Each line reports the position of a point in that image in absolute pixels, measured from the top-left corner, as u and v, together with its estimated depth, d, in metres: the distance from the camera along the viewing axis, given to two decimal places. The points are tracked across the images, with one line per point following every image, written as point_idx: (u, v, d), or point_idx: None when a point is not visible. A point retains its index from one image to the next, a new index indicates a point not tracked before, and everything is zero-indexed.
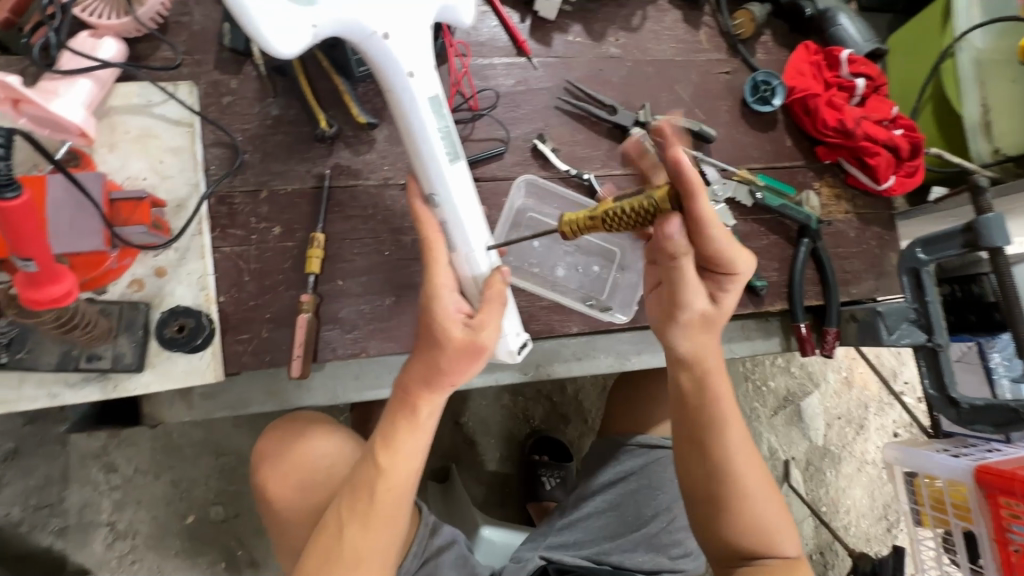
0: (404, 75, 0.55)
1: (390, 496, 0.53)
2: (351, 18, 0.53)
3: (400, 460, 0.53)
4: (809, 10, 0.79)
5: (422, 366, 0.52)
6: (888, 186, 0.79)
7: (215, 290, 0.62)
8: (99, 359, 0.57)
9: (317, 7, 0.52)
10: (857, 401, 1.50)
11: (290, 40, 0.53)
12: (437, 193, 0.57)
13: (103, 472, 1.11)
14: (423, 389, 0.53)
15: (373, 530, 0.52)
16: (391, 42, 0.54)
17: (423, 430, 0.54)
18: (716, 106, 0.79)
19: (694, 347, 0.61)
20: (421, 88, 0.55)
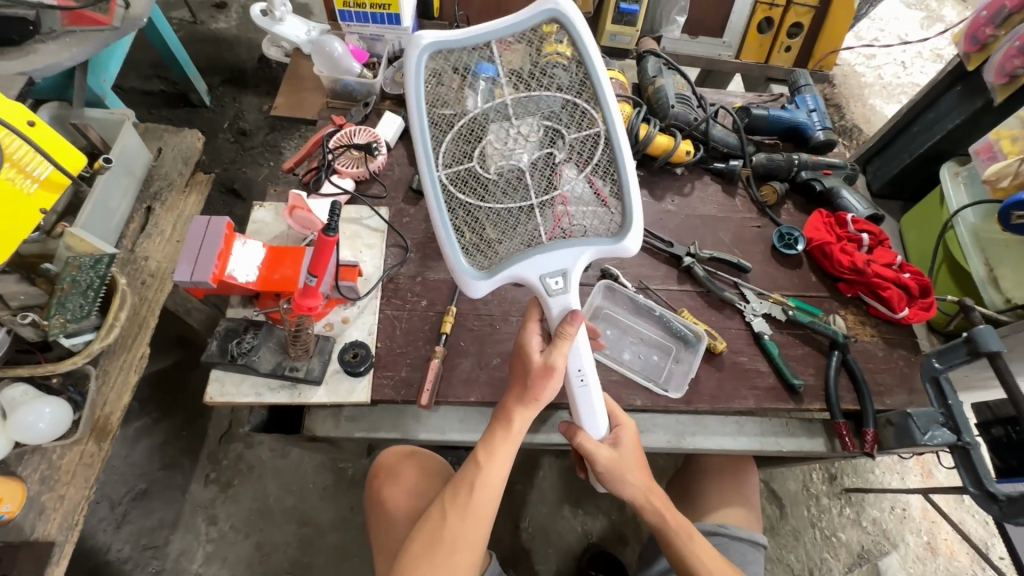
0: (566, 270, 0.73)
1: (483, 491, 0.71)
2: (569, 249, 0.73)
3: (493, 460, 0.72)
4: (818, 186, 1.07)
5: (516, 390, 0.74)
6: (904, 315, 0.95)
7: (377, 337, 0.87)
8: (297, 370, 0.80)
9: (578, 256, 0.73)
10: (945, 571, 1.38)
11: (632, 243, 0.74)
12: (580, 370, 0.74)
13: (205, 523, 1.25)
14: (519, 404, 0.74)
15: (470, 519, 0.70)
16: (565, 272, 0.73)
17: (510, 440, 0.74)
18: (751, 249, 1.04)
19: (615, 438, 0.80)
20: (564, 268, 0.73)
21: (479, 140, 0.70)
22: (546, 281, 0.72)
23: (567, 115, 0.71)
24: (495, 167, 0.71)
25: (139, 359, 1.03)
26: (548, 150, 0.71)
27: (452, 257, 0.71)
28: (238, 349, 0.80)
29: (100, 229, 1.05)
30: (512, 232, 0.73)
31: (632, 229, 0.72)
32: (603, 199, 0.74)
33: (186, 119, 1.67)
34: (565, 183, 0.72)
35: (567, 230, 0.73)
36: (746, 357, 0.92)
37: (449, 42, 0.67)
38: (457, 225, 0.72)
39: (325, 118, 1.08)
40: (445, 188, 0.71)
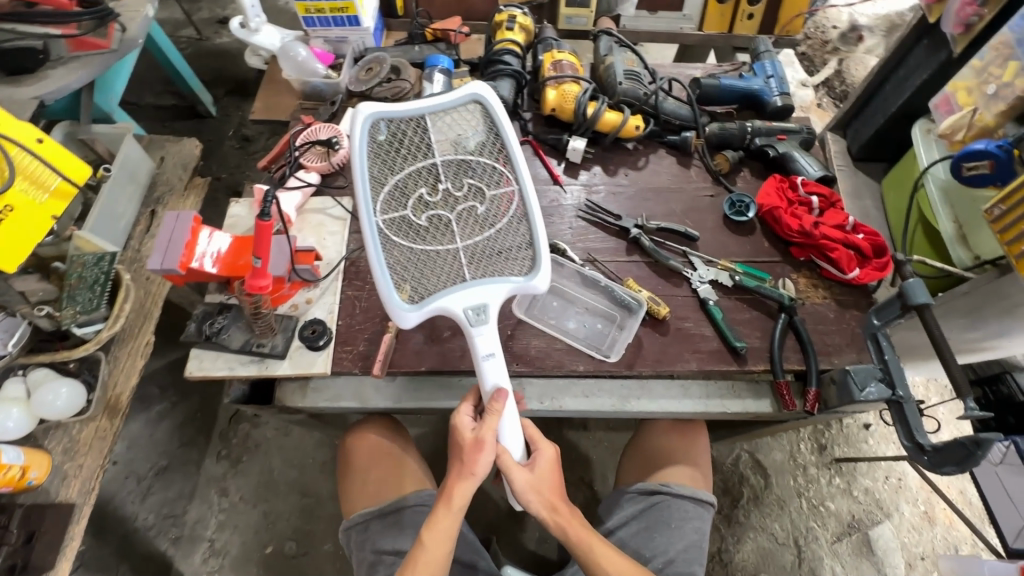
0: (486, 304, 0.77)
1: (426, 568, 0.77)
2: (484, 287, 0.77)
3: (434, 538, 0.77)
4: (772, 152, 1.07)
5: (453, 464, 0.79)
6: (855, 276, 0.95)
7: (337, 315, 0.95)
8: (263, 346, 0.89)
9: (495, 292, 0.77)
10: (943, 542, 1.35)
11: (544, 279, 0.79)
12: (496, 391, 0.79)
13: (217, 495, 1.38)
14: (454, 479, 0.78)
15: None
16: (487, 308, 0.77)
17: (450, 516, 0.78)
18: (703, 218, 1.06)
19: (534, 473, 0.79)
20: (484, 300, 0.77)
21: (413, 191, 0.75)
22: (469, 313, 0.76)
23: (487, 173, 0.77)
24: (428, 215, 0.76)
25: (145, 346, 1.16)
26: (472, 204, 0.77)
27: (386, 293, 0.74)
28: (211, 329, 0.89)
29: (107, 231, 1.17)
30: (438, 272, 0.77)
31: (543, 269, 0.78)
32: (519, 242, 0.79)
33: (194, 128, 1.81)
34: (485, 233, 0.78)
35: (489, 269, 0.78)
36: (690, 323, 0.95)
37: (390, 113, 0.74)
38: (395, 265, 0.76)
39: (297, 118, 1.17)
40: (382, 234, 0.74)
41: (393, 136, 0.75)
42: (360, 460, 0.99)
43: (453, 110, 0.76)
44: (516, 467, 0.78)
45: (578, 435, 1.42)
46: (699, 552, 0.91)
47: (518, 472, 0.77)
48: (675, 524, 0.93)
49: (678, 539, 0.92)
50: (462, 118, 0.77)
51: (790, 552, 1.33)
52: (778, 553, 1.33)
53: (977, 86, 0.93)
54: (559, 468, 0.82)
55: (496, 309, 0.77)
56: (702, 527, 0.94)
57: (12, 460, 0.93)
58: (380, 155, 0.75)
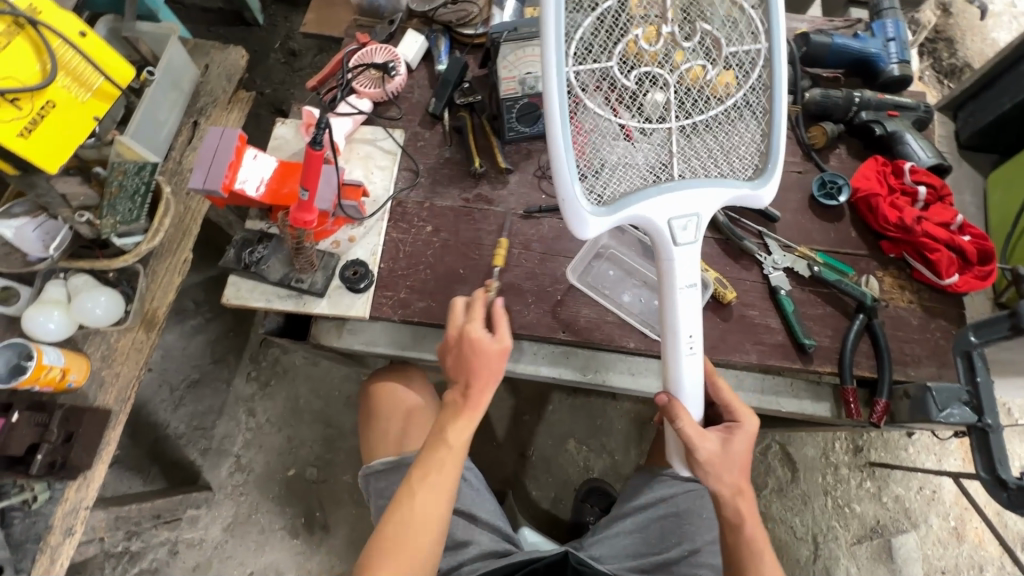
0: (698, 216, 0.65)
1: (449, 469, 0.75)
2: (699, 196, 0.64)
3: (454, 440, 0.76)
4: (878, 130, 0.94)
5: (468, 371, 0.76)
6: (951, 282, 0.85)
7: (379, 257, 0.90)
8: (302, 282, 0.86)
9: (710, 203, 0.65)
10: (968, 559, 1.30)
11: (770, 193, 0.66)
12: (692, 336, 0.69)
13: (245, 414, 1.42)
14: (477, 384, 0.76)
15: (436, 496, 0.74)
16: (699, 222, 0.65)
17: (468, 421, 0.76)
18: (785, 196, 0.95)
19: (726, 454, 0.73)
20: (694, 211, 0.64)
21: (626, 35, 0.59)
22: (674, 225, 0.64)
23: (728, 21, 0.61)
24: (638, 73, 0.60)
25: (182, 263, 1.13)
26: (700, 64, 0.61)
27: (568, 183, 0.61)
28: (251, 258, 0.86)
29: (149, 140, 1.13)
30: (636, 164, 0.65)
31: (773, 174, 0.65)
32: (743, 131, 0.66)
33: (241, 37, 1.71)
34: (708, 113, 0.63)
35: (702, 168, 0.65)
36: (755, 312, 0.87)
37: None
38: (583, 152, 0.63)
39: (351, 36, 1.07)
40: (575, 101, 0.61)
41: None
42: (387, 411, 0.96)
43: None
44: (708, 438, 0.72)
45: (605, 404, 1.38)
46: None
47: (708, 438, 0.72)
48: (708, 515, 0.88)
49: (708, 530, 0.88)
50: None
51: (806, 547, 1.31)
52: (793, 547, 1.31)
53: None
54: (750, 454, 0.75)
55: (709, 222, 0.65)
56: None
57: (53, 361, 0.94)
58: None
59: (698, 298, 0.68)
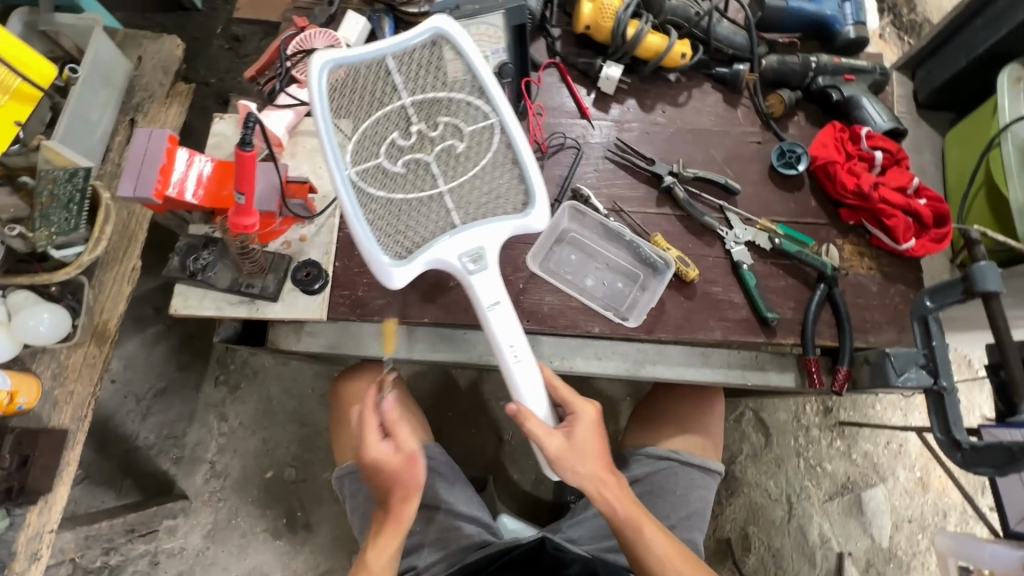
0: (479, 245, 0.70)
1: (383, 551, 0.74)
2: (481, 229, 0.70)
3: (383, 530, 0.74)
4: (835, 95, 0.93)
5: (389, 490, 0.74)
6: (909, 247, 0.86)
7: (333, 256, 0.86)
8: (252, 287, 0.82)
9: (494, 231, 0.71)
10: (933, 506, 1.36)
11: (543, 217, 0.72)
12: (512, 344, 0.71)
13: (217, 420, 1.38)
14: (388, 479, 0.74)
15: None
16: (486, 251, 0.70)
17: (392, 535, 0.74)
18: (745, 168, 0.93)
19: (574, 441, 0.73)
20: (477, 239, 0.70)
21: (384, 136, 0.68)
22: (464, 261, 0.70)
23: (464, 111, 0.70)
24: (404, 160, 0.69)
25: (131, 271, 1.08)
26: (451, 143, 0.70)
27: (366, 245, 0.66)
28: (196, 265, 0.82)
29: (80, 143, 1.06)
30: (424, 219, 0.70)
31: (540, 201, 0.71)
32: (510, 174, 0.72)
33: (178, 23, 1.61)
34: (470, 172, 0.71)
35: (479, 211, 0.71)
36: (719, 288, 0.87)
37: (348, 59, 0.66)
38: (374, 220, 0.67)
39: (289, 20, 1.01)
40: (356, 187, 0.66)
41: (348, 85, 0.67)
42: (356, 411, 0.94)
43: (414, 46, 0.68)
44: (553, 434, 0.71)
45: (581, 384, 1.39)
46: (700, 519, 0.91)
47: (554, 436, 0.71)
48: (681, 491, 0.91)
49: (682, 506, 0.90)
50: (428, 57, 0.69)
51: (781, 508, 1.35)
52: (768, 508, 1.35)
53: None
54: (600, 435, 0.75)
55: (493, 253, 0.71)
56: (707, 495, 0.93)
57: None
58: (341, 105, 0.67)
59: (507, 314, 0.71)
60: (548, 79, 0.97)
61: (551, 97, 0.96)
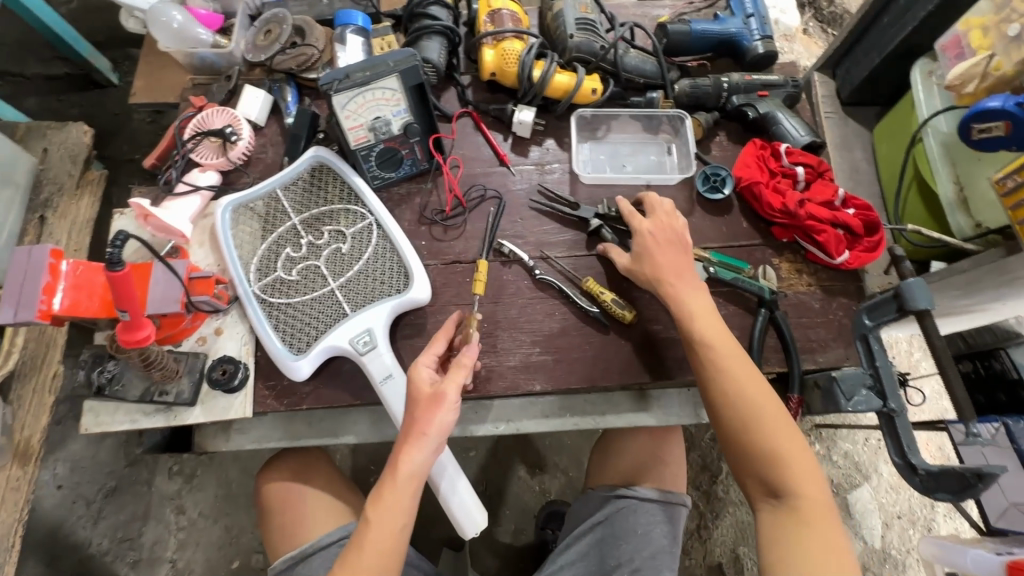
0: (366, 327, 0.79)
1: (392, 505, 0.66)
2: (368, 313, 0.80)
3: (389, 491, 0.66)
4: (751, 113, 0.92)
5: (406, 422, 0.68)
6: (843, 260, 0.84)
7: (251, 347, 0.81)
8: (167, 394, 0.77)
9: (379, 313, 0.80)
10: (920, 499, 1.34)
11: (422, 287, 0.82)
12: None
13: (174, 513, 1.31)
14: (416, 427, 0.66)
15: (365, 550, 0.65)
16: (374, 332, 0.79)
17: (405, 486, 0.66)
18: (673, 197, 0.91)
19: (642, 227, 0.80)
20: (364, 321, 0.79)
21: (279, 254, 0.83)
22: (355, 344, 0.78)
23: (345, 217, 0.85)
24: (297, 269, 0.82)
25: (53, 378, 1.02)
26: (336, 246, 0.83)
27: (269, 346, 0.78)
28: (102, 379, 0.76)
29: None
30: (319, 315, 0.80)
31: (417, 276, 0.82)
32: (391, 260, 0.83)
33: (95, 102, 1.55)
34: (354, 267, 0.82)
35: (366, 298, 0.81)
36: (660, 326, 0.84)
37: (245, 198, 0.84)
38: (276, 325, 0.80)
39: (186, 99, 0.97)
40: (259, 298, 0.81)
41: (251, 220, 0.85)
42: (275, 509, 0.88)
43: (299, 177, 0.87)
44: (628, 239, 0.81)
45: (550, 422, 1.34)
46: (670, 557, 0.85)
47: (679, 220, 0.81)
48: (642, 530, 0.86)
49: (646, 545, 0.85)
50: (311, 181, 0.87)
51: None
52: (757, 526, 1.31)
53: (996, 24, 0.83)
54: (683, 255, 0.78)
55: (381, 332, 0.79)
56: (671, 531, 0.87)
57: None
58: (246, 237, 0.84)
59: (400, 385, 0.77)
60: (463, 129, 0.95)
61: (466, 148, 0.94)
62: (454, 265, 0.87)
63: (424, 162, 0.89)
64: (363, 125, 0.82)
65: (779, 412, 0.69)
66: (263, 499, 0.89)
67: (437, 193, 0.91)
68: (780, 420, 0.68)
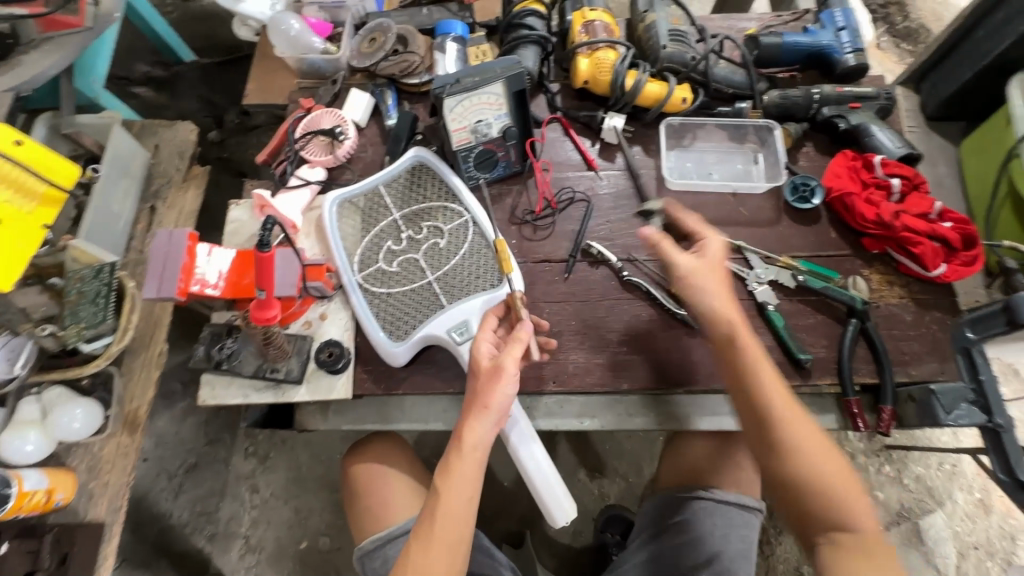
0: (463, 318, 0.83)
1: (457, 479, 0.68)
2: (465, 305, 0.83)
3: (457, 465, 0.68)
4: (843, 125, 0.92)
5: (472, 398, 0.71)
6: (940, 273, 0.83)
7: (353, 332, 0.86)
8: (277, 372, 0.82)
9: (475, 305, 0.84)
10: (999, 529, 1.28)
11: (517, 282, 0.85)
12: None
13: (248, 492, 1.38)
14: (479, 400, 0.70)
15: (437, 522, 0.67)
16: (470, 323, 0.83)
17: (471, 459, 0.69)
18: (760, 205, 0.92)
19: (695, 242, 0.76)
20: (461, 313, 0.83)
21: (381, 246, 0.88)
22: (452, 334, 0.82)
23: (441, 213, 0.90)
24: (398, 261, 0.87)
25: (158, 356, 1.10)
26: (434, 241, 0.88)
27: (372, 332, 0.83)
28: (221, 354, 0.82)
29: (104, 237, 1.10)
30: (418, 305, 0.85)
31: (511, 272, 0.85)
32: (485, 255, 0.87)
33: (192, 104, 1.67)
34: (451, 261, 0.87)
35: (462, 291, 0.85)
36: (746, 331, 0.85)
37: (351, 194, 0.90)
38: (377, 312, 0.85)
39: (295, 101, 1.04)
40: (363, 287, 0.86)
41: (354, 214, 0.90)
42: (362, 491, 0.92)
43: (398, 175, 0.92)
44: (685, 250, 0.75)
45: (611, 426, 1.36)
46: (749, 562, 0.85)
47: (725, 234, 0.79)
48: (720, 532, 0.86)
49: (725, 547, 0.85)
50: (411, 179, 0.92)
51: None
52: None
53: None
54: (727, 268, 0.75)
55: (476, 324, 0.83)
56: (750, 535, 0.87)
57: (35, 486, 0.89)
58: (351, 229, 0.89)
59: None
60: (552, 134, 0.98)
61: (555, 152, 0.97)
62: (542, 263, 0.91)
63: (517, 164, 0.93)
64: (466, 128, 0.87)
65: (821, 438, 0.66)
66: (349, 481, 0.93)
67: (527, 195, 0.95)
68: (825, 447, 0.66)
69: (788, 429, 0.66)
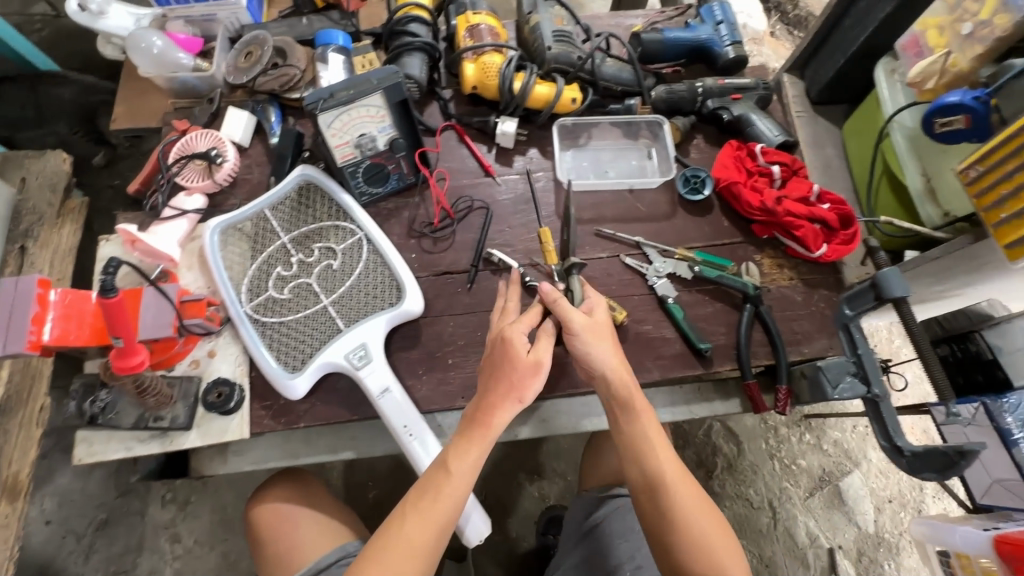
0: (360, 343, 0.79)
1: (462, 466, 0.66)
2: (362, 328, 0.80)
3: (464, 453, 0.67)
4: (726, 116, 0.95)
5: (499, 382, 0.69)
6: (822, 253, 0.87)
7: (246, 367, 0.81)
8: (162, 420, 0.77)
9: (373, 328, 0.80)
10: (909, 481, 1.37)
11: (415, 299, 0.82)
12: (408, 426, 0.77)
13: (169, 543, 1.28)
14: (501, 388, 0.69)
15: (427, 508, 0.65)
16: (369, 346, 0.79)
17: (480, 446, 0.67)
18: (656, 200, 0.93)
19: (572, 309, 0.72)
20: (358, 337, 0.80)
21: (270, 274, 0.83)
22: (350, 360, 0.79)
23: (334, 234, 0.86)
24: (289, 288, 0.82)
25: (40, 411, 0.99)
26: (327, 263, 0.84)
27: (264, 365, 0.78)
28: (95, 408, 0.75)
29: None
30: (313, 332, 0.81)
31: (410, 289, 0.83)
32: (382, 273, 0.84)
33: None
34: (346, 283, 0.83)
35: (359, 313, 0.82)
36: (649, 326, 0.86)
37: (234, 219, 0.84)
38: (270, 344, 0.80)
39: (169, 124, 0.97)
40: (252, 318, 0.80)
41: (240, 241, 0.84)
42: (270, 535, 0.87)
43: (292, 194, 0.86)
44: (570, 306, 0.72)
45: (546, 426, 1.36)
46: None
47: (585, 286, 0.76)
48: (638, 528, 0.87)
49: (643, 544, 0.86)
50: (298, 200, 0.87)
51: (765, 514, 1.34)
52: (754, 518, 1.33)
53: (951, 23, 0.88)
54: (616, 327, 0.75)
55: (376, 346, 0.80)
56: None
57: None
58: (235, 258, 0.83)
59: (397, 398, 0.78)
60: (447, 142, 0.96)
61: (451, 160, 0.95)
62: (445, 276, 0.88)
63: (410, 176, 0.90)
64: (349, 143, 0.83)
65: (706, 500, 0.68)
66: (258, 525, 0.88)
67: (425, 207, 0.92)
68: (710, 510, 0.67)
69: (672, 485, 0.67)
